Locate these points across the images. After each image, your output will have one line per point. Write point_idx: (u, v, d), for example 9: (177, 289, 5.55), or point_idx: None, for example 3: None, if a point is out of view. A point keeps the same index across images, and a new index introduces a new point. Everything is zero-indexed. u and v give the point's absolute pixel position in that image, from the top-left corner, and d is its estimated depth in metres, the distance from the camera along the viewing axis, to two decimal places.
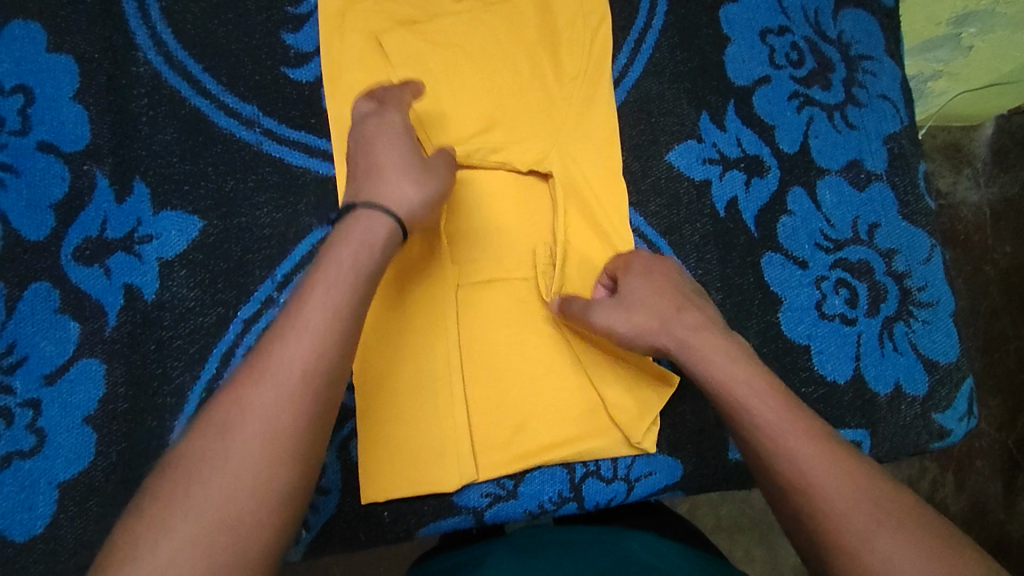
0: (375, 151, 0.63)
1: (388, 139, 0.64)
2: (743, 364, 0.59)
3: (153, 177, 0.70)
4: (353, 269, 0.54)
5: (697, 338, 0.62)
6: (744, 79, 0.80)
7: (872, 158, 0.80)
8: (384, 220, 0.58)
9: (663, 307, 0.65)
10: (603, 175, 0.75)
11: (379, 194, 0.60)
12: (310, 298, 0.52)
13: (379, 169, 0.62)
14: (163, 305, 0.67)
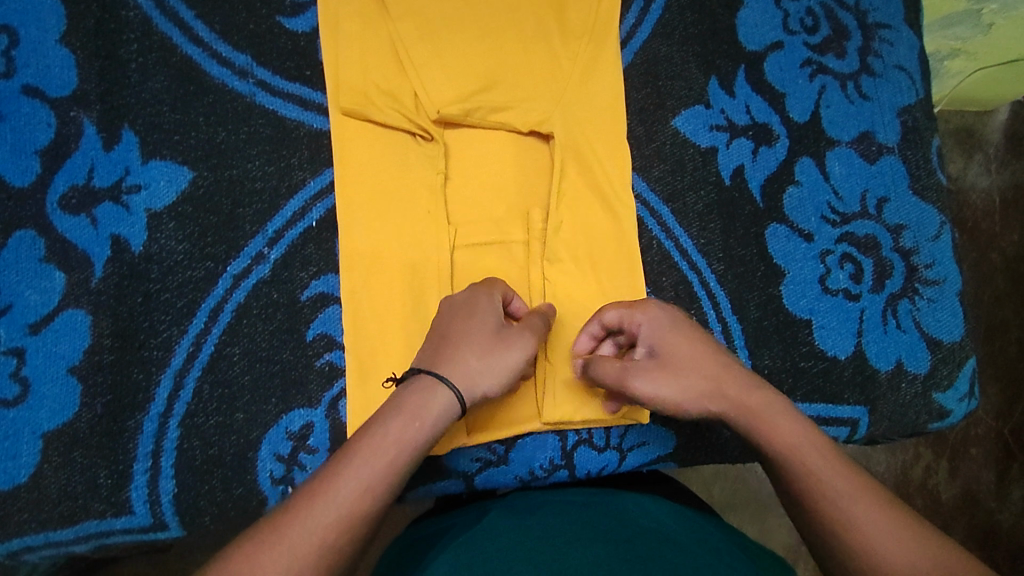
0: (455, 311, 0.61)
1: (469, 308, 0.61)
2: (802, 428, 0.55)
3: (142, 126, 0.68)
4: (416, 416, 0.53)
5: (753, 400, 0.58)
6: (756, 45, 0.77)
7: (885, 130, 0.78)
8: (442, 391, 0.55)
9: (712, 372, 0.59)
10: (606, 137, 0.72)
11: (447, 352, 0.57)
12: (372, 430, 0.52)
13: (456, 319, 0.60)
14: (151, 258, 0.66)
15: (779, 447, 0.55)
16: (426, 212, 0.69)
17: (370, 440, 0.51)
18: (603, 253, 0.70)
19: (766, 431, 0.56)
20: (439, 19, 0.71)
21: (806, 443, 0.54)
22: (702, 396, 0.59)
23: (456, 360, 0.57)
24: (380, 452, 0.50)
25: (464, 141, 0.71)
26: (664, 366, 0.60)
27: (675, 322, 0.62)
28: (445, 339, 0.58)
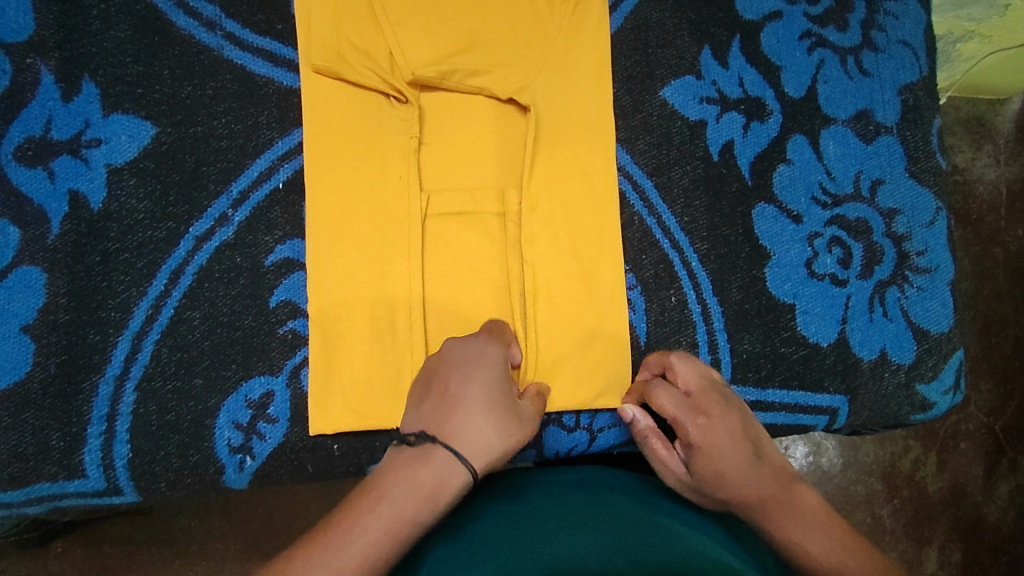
0: (470, 369, 0.55)
1: (476, 371, 0.55)
2: (818, 527, 0.54)
3: (103, 78, 0.65)
4: (423, 506, 0.49)
5: (770, 501, 0.57)
6: (754, 14, 0.74)
7: (884, 109, 0.75)
8: (458, 471, 0.51)
9: (740, 475, 0.57)
10: (589, 106, 0.70)
11: (460, 418, 0.52)
12: (372, 513, 0.49)
13: (470, 382, 0.54)
14: (110, 216, 0.63)
15: (787, 544, 0.54)
16: (397, 178, 0.66)
17: (371, 523, 0.48)
18: (578, 226, 0.68)
19: (779, 536, 0.55)
20: None
21: (815, 541, 0.53)
22: (724, 498, 0.58)
23: (474, 433, 0.52)
24: (383, 538, 0.48)
25: (441, 105, 0.69)
26: (692, 467, 0.59)
27: (711, 418, 0.60)
28: (461, 404, 0.53)
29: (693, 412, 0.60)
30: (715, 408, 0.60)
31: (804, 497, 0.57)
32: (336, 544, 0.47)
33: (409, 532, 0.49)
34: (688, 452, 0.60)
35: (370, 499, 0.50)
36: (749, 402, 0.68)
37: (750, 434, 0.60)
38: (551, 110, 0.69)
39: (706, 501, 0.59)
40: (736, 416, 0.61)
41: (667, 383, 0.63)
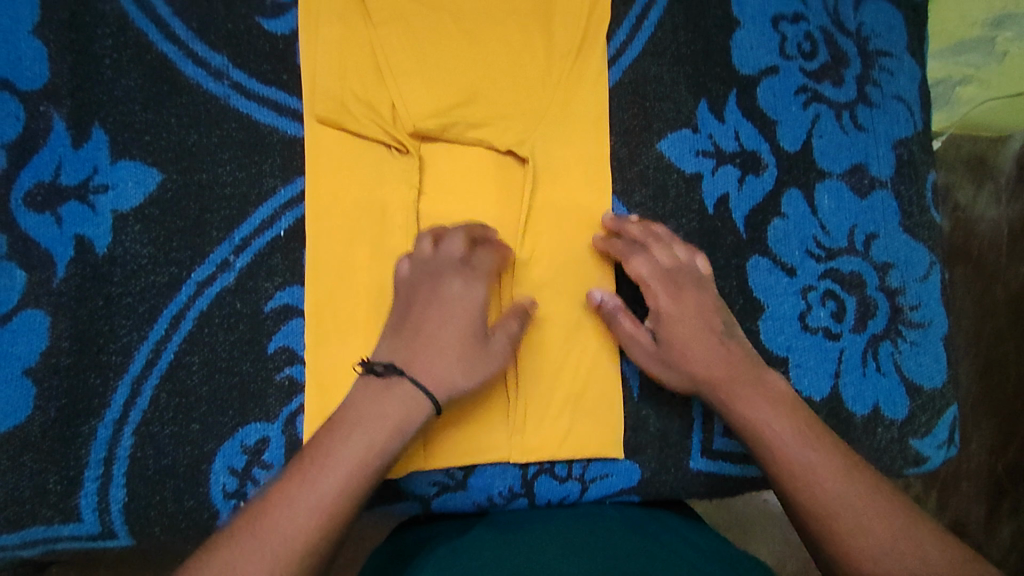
0: (433, 306, 0.59)
1: (449, 306, 0.59)
2: (778, 407, 0.57)
3: (113, 125, 0.66)
4: (393, 429, 0.53)
5: (733, 380, 0.60)
6: (750, 68, 0.76)
7: (879, 163, 0.76)
8: (423, 404, 0.55)
9: (698, 346, 0.62)
10: (587, 160, 0.71)
11: (422, 357, 0.57)
12: (342, 435, 0.52)
13: (436, 321, 0.59)
14: (115, 260, 0.65)
15: (750, 424, 0.58)
16: (397, 227, 0.68)
17: (346, 446, 0.51)
18: (573, 278, 0.69)
19: (728, 408, 0.59)
20: (424, 28, 0.70)
21: (780, 421, 0.56)
22: (678, 367, 0.63)
23: (441, 369, 0.57)
24: (364, 460, 0.51)
25: (440, 156, 0.70)
26: (659, 337, 0.64)
27: (681, 290, 0.64)
28: (427, 341, 0.58)
29: (666, 280, 0.64)
30: (688, 282, 0.65)
31: (766, 376, 0.60)
32: (315, 476, 0.49)
33: (384, 455, 0.53)
34: (654, 321, 0.65)
35: (340, 432, 0.52)
36: (741, 453, 0.70)
37: (718, 314, 0.64)
38: (550, 163, 0.71)
39: (662, 371, 0.64)
40: (706, 295, 0.65)
41: (648, 250, 0.66)
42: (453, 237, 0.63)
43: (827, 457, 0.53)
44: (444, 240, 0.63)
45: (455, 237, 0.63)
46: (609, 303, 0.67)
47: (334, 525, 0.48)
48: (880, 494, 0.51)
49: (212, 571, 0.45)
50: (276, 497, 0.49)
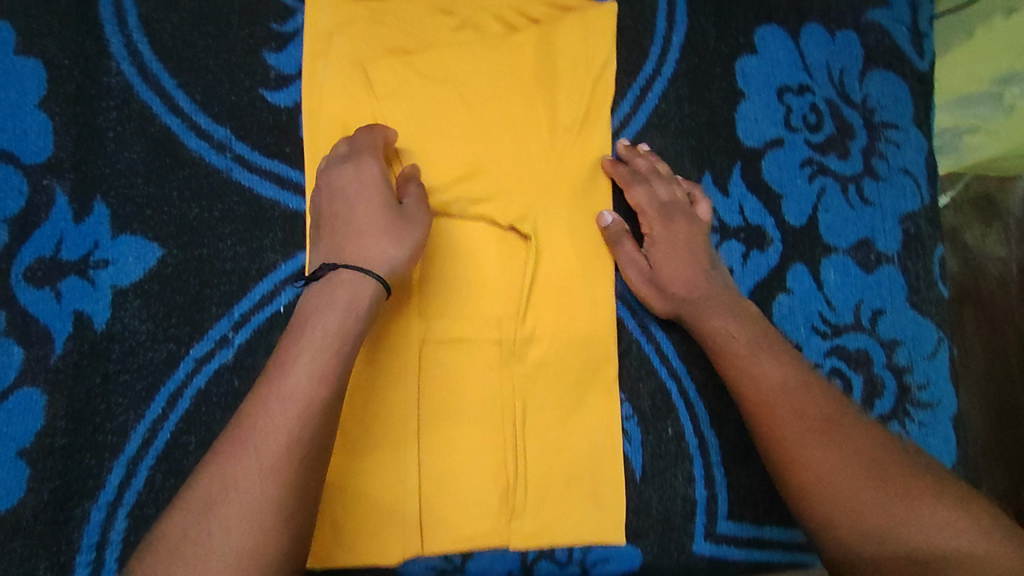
0: (349, 207, 0.62)
1: (358, 192, 0.62)
2: (746, 324, 0.66)
3: (115, 199, 0.66)
4: (348, 309, 0.56)
5: (710, 302, 0.68)
6: (755, 139, 0.77)
7: (885, 238, 0.78)
8: (369, 283, 0.57)
9: (686, 272, 0.69)
10: (590, 236, 0.72)
11: (353, 240, 0.60)
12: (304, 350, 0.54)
13: (350, 215, 0.62)
14: (113, 336, 0.64)
15: (718, 331, 0.66)
16: (394, 303, 0.67)
17: (307, 354, 0.53)
18: (574, 355, 0.70)
19: (706, 324, 0.67)
20: (429, 101, 0.70)
21: (737, 325, 0.66)
22: (667, 290, 0.70)
23: (369, 246, 0.60)
24: (331, 359, 0.53)
25: (441, 231, 0.70)
26: (655, 260, 0.70)
27: (675, 221, 0.71)
28: (356, 233, 0.61)
29: (662, 211, 0.71)
30: (682, 215, 0.71)
31: (744, 304, 0.68)
32: (282, 396, 0.51)
33: (346, 345, 0.55)
34: (651, 246, 0.71)
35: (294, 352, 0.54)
36: (746, 538, 0.70)
37: (707, 248, 0.71)
38: (552, 237, 0.71)
39: (652, 296, 0.71)
40: (700, 229, 0.71)
41: (650, 183, 0.72)
42: (360, 137, 0.66)
43: (780, 379, 0.60)
44: (357, 139, 0.66)
45: (361, 136, 0.66)
46: (616, 227, 0.71)
47: (319, 418, 0.51)
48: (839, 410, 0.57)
49: (209, 497, 0.47)
50: (253, 419, 0.51)
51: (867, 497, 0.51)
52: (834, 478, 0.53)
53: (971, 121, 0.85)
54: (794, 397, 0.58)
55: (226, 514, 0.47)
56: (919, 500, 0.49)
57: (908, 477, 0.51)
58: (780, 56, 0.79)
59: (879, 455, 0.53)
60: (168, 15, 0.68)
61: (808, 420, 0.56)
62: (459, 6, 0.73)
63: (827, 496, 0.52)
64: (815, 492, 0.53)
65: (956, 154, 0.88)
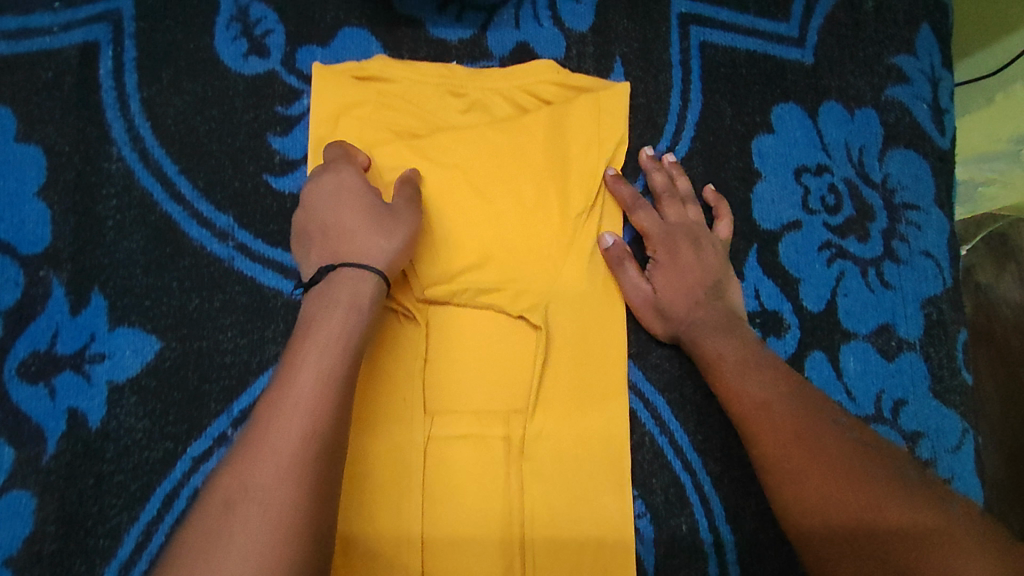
0: (332, 211, 0.60)
1: (345, 202, 0.60)
2: (739, 338, 0.66)
3: (113, 290, 0.64)
4: (352, 306, 0.53)
5: (706, 321, 0.67)
6: (772, 223, 0.77)
7: (906, 323, 0.77)
8: (369, 277, 0.55)
9: (686, 295, 0.69)
10: (603, 324, 0.70)
11: (346, 239, 0.57)
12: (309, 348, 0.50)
13: (332, 219, 0.59)
14: (108, 434, 0.62)
15: (712, 351, 0.66)
16: (401, 398, 0.67)
17: (314, 351, 0.49)
18: (584, 449, 0.68)
19: (701, 345, 0.67)
20: (439, 185, 0.69)
21: (727, 345, 0.65)
22: (667, 313, 0.69)
23: (364, 245, 0.57)
24: (339, 355, 0.50)
25: (449, 322, 0.69)
26: (656, 280, 0.70)
27: (679, 246, 0.70)
28: (343, 233, 0.58)
29: (666, 236, 0.70)
30: (687, 239, 0.70)
31: (739, 326, 0.67)
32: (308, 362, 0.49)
33: (352, 341, 0.51)
34: (653, 270, 0.71)
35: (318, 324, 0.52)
36: None
37: (713, 272, 0.69)
38: (564, 326, 0.69)
39: (652, 319, 0.70)
40: (706, 252, 0.70)
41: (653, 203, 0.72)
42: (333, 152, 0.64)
43: (765, 395, 0.59)
44: (335, 153, 0.64)
45: (333, 152, 0.64)
46: (616, 249, 0.70)
47: (333, 412, 0.47)
48: (814, 420, 0.55)
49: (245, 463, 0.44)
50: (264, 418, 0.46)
51: (840, 507, 0.48)
52: (812, 496, 0.50)
53: (986, 173, 0.87)
54: (773, 412, 0.57)
55: (244, 519, 0.41)
56: (881, 505, 0.46)
57: (873, 481, 0.48)
58: (798, 137, 0.78)
59: (852, 459, 0.50)
60: (170, 98, 0.67)
61: (784, 435, 0.55)
62: (470, 87, 0.71)
63: (805, 509, 0.50)
64: (800, 516, 0.50)
65: (972, 203, 0.89)
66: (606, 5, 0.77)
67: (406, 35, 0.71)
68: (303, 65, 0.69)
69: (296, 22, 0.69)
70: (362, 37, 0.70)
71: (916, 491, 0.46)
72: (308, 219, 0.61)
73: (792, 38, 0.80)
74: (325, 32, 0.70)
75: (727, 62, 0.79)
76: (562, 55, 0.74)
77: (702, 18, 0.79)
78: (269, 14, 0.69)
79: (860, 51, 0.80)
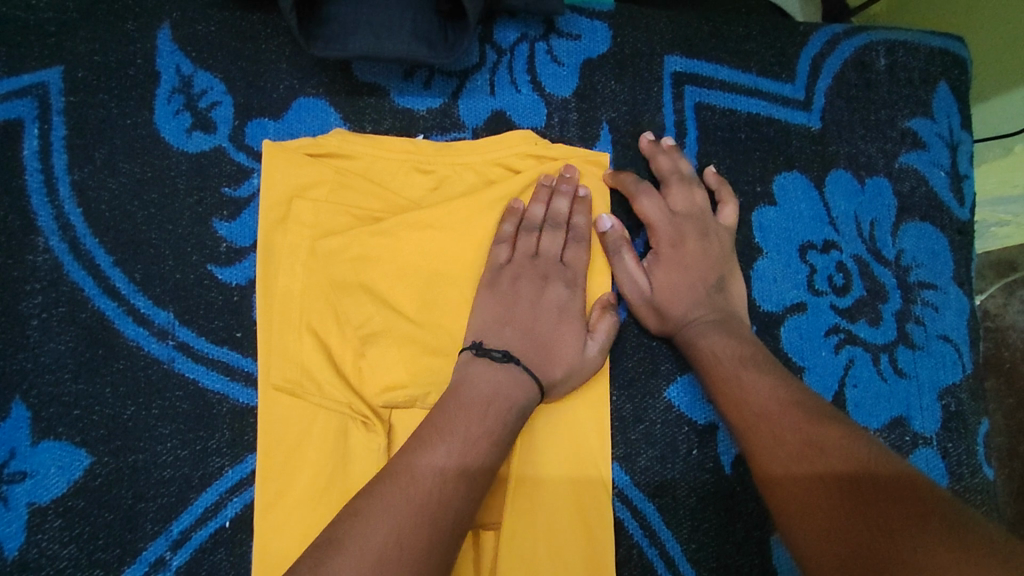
0: (576, 336, 0.60)
1: (558, 311, 0.60)
2: (738, 336, 0.60)
3: (37, 398, 0.57)
4: (515, 394, 0.55)
5: (705, 319, 0.62)
6: (773, 304, 0.69)
7: (922, 416, 0.70)
8: (524, 380, 0.56)
9: (684, 291, 0.63)
10: (586, 426, 0.63)
11: (546, 362, 0.58)
12: (471, 413, 0.53)
13: (555, 325, 0.59)
14: (28, 565, 0.55)
15: (707, 347, 0.60)
16: None
17: (466, 417, 0.52)
18: (564, 565, 0.61)
19: (696, 345, 0.61)
20: (400, 271, 0.60)
21: (723, 343, 0.60)
22: (664, 309, 0.63)
23: (559, 357, 0.59)
24: (500, 413, 0.54)
25: None
26: (653, 276, 0.64)
27: (684, 239, 0.64)
28: (569, 353, 0.59)
29: (670, 228, 0.64)
30: (695, 230, 0.64)
31: (737, 323, 0.62)
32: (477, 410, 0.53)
33: (510, 414, 0.54)
34: (654, 263, 0.65)
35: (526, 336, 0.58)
36: None
37: (717, 265, 0.64)
38: (542, 427, 0.63)
39: (647, 316, 0.64)
40: (712, 244, 0.65)
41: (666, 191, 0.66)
42: (579, 246, 0.63)
43: (767, 403, 0.54)
44: (520, 241, 0.63)
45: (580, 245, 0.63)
46: (614, 235, 0.64)
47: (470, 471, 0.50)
48: (824, 429, 0.50)
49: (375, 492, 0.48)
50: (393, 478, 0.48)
51: (845, 527, 0.43)
52: (812, 511, 0.46)
53: (999, 216, 0.85)
54: (779, 422, 0.52)
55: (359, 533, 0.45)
56: (886, 526, 0.41)
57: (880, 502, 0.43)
58: (802, 210, 0.71)
59: (861, 474, 0.45)
60: (105, 180, 0.60)
61: (788, 447, 0.50)
62: (438, 164, 0.64)
63: (801, 510, 0.47)
64: (796, 531, 0.47)
65: (984, 242, 0.88)
66: (592, 63, 0.69)
67: (369, 105, 0.65)
68: (253, 141, 0.62)
69: (246, 92, 0.63)
70: (320, 108, 0.64)
71: (932, 509, 0.41)
72: (534, 328, 0.59)
73: (797, 100, 0.73)
74: (278, 104, 0.63)
75: (725, 125, 0.71)
76: (542, 124, 0.67)
77: (697, 77, 0.71)
78: (215, 84, 0.62)
79: (871, 114, 0.74)
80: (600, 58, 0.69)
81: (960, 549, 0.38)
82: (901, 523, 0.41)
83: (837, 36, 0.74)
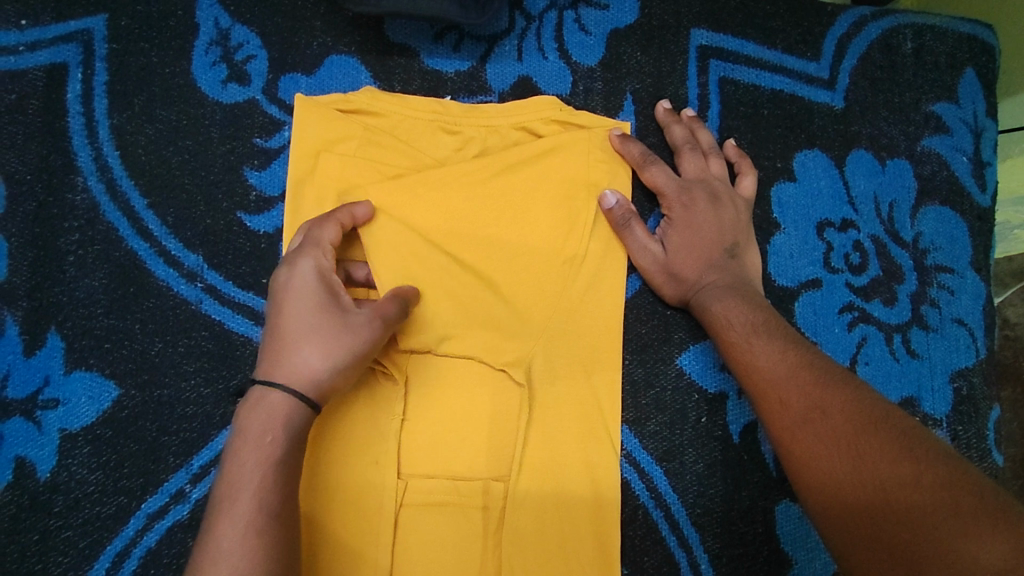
0: (330, 316, 0.52)
1: (297, 305, 0.52)
2: (748, 299, 0.61)
3: (71, 330, 0.60)
4: (279, 430, 0.48)
5: (716, 284, 0.62)
6: (788, 279, 0.70)
7: (933, 398, 0.70)
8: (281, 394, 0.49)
9: (699, 255, 0.64)
10: (597, 389, 0.64)
11: (294, 351, 0.50)
12: (257, 423, 0.48)
13: (299, 313, 0.51)
14: (57, 487, 0.57)
15: (718, 314, 0.60)
16: (373, 460, 0.61)
17: (249, 435, 0.48)
18: (569, 521, 0.62)
19: (711, 310, 0.61)
20: (421, 225, 0.62)
21: (734, 309, 0.60)
22: (681, 275, 0.64)
23: (303, 353, 0.50)
24: (262, 469, 0.46)
25: (425, 379, 0.63)
26: (668, 238, 0.65)
27: (694, 202, 0.65)
28: (330, 336, 0.51)
29: (681, 191, 0.65)
30: (705, 195, 0.65)
31: (751, 289, 0.62)
32: (261, 409, 0.49)
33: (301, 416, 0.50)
34: (668, 227, 0.65)
35: (277, 343, 0.51)
36: None
37: (730, 231, 0.64)
38: (552, 388, 0.64)
39: (662, 282, 0.65)
40: (724, 211, 0.65)
41: (681, 157, 0.67)
42: (325, 224, 0.56)
43: (776, 367, 0.54)
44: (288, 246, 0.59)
45: (327, 223, 0.57)
46: (621, 209, 0.65)
47: (275, 519, 0.45)
48: (829, 391, 0.50)
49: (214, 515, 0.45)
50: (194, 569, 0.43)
51: (852, 496, 0.44)
52: (820, 477, 0.46)
53: None
54: (786, 385, 0.52)
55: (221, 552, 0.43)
56: (886, 489, 0.42)
57: (880, 462, 0.43)
58: (821, 188, 0.72)
59: (863, 432, 0.46)
60: (142, 126, 0.63)
61: (794, 410, 0.51)
62: (464, 124, 0.65)
63: (811, 478, 0.47)
64: (809, 494, 0.47)
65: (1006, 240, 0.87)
66: (619, 33, 0.70)
67: (399, 65, 0.66)
68: (286, 94, 0.64)
69: (280, 48, 0.65)
70: (351, 66, 0.65)
71: (932, 465, 0.42)
72: (280, 327, 0.52)
73: (822, 79, 0.73)
74: (311, 60, 0.65)
75: (748, 101, 0.72)
76: (567, 91, 0.69)
77: (722, 52, 0.71)
78: (251, 38, 0.64)
79: (895, 96, 0.74)
80: (627, 28, 0.70)
81: (958, 507, 0.38)
82: (896, 487, 0.42)
83: (864, 18, 0.74)
